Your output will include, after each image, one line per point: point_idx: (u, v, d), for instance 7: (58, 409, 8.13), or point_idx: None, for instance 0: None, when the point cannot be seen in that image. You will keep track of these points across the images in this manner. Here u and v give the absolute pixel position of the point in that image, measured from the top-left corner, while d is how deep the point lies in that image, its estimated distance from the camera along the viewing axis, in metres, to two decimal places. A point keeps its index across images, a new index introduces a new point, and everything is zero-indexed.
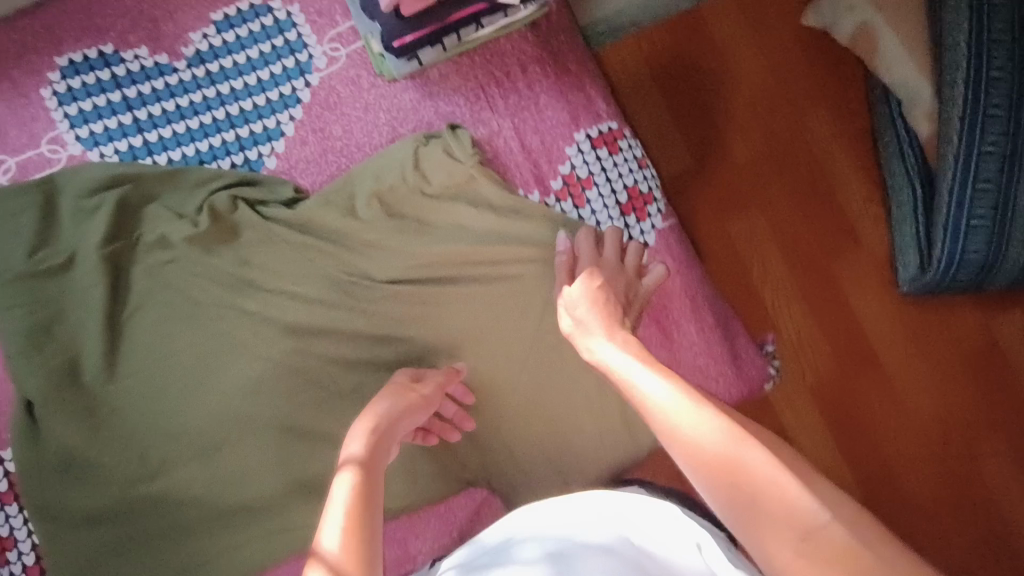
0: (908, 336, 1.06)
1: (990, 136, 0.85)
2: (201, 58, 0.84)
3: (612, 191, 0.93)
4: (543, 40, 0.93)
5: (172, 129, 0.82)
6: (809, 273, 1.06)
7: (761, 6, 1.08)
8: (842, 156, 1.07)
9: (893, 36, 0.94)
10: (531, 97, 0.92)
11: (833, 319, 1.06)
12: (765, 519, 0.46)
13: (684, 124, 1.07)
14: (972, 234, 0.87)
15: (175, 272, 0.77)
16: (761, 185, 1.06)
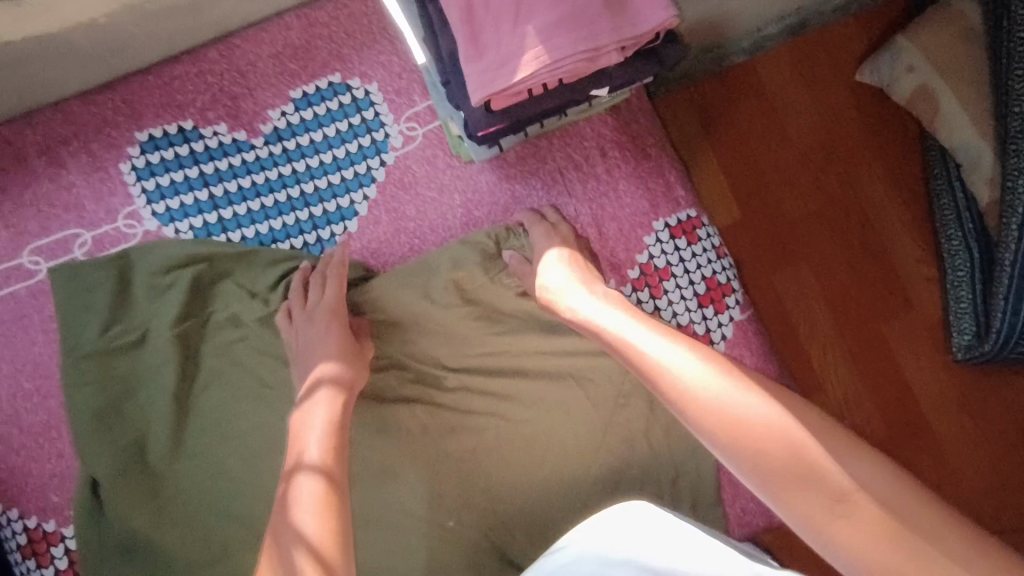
0: (951, 386, 1.16)
1: None
2: (278, 135, 0.88)
3: (691, 282, 0.87)
4: (624, 123, 0.90)
5: (248, 206, 0.87)
6: (856, 330, 1.17)
7: (819, 72, 1.17)
8: (893, 216, 1.18)
9: (951, 97, 1.03)
10: (610, 182, 0.88)
11: (875, 371, 1.17)
12: (807, 483, 0.50)
13: (743, 185, 1.17)
14: None
15: (243, 349, 0.83)
16: (814, 244, 1.17)
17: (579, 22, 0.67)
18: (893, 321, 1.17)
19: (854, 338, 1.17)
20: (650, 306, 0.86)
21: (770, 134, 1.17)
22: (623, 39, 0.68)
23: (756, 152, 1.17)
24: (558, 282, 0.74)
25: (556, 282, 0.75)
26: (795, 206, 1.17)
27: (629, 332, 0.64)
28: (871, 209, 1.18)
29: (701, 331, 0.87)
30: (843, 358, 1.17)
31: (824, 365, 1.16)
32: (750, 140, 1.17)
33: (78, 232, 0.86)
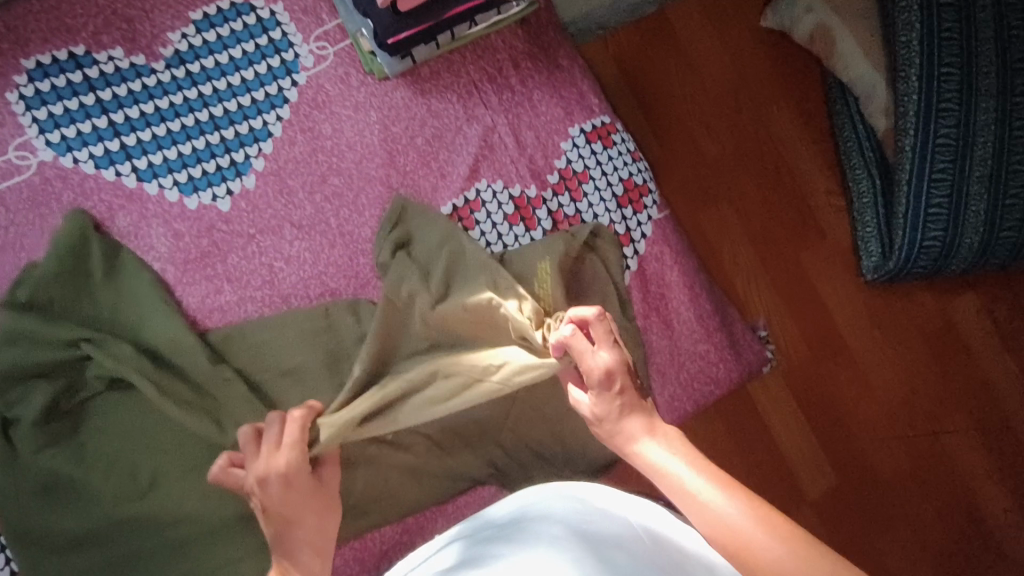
0: (867, 314, 1.35)
1: (944, 130, 1.09)
2: (181, 59, 0.84)
3: (608, 184, 0.90)
4: (534, 36, 0.93)
5: (153, 132, 0.83)
6: (772, 257, 1.34)
7: (726, 24, 1.35)
8: (800, 152, 1.35)
9: (848, 36, 1.19)
10: (524, 93, 0.90)
11: (795, 293, 1.34)
12: None
13: (662, 128, 1.33)
14: (931, 221, 1.11)
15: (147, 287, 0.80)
16: (730, 181, 1.34)
17: None
18: (808, 248, 1.35)
19: (776, 265, 1.34)
20: (571, 209, 0.89)
21: (687, 82, 1.34)
22: None
23: (673, 98, 1.34)
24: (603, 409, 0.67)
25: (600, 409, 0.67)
26: (711, 148, 1.35)
27: (661, 457, 0.64)
28: (782, 147, 1.36)
29: (622, 230, 0.89)
30: (768, 289, 1.34)
31: (752, 296, 1.34)
32: (664, 88, 1.34)
33: None
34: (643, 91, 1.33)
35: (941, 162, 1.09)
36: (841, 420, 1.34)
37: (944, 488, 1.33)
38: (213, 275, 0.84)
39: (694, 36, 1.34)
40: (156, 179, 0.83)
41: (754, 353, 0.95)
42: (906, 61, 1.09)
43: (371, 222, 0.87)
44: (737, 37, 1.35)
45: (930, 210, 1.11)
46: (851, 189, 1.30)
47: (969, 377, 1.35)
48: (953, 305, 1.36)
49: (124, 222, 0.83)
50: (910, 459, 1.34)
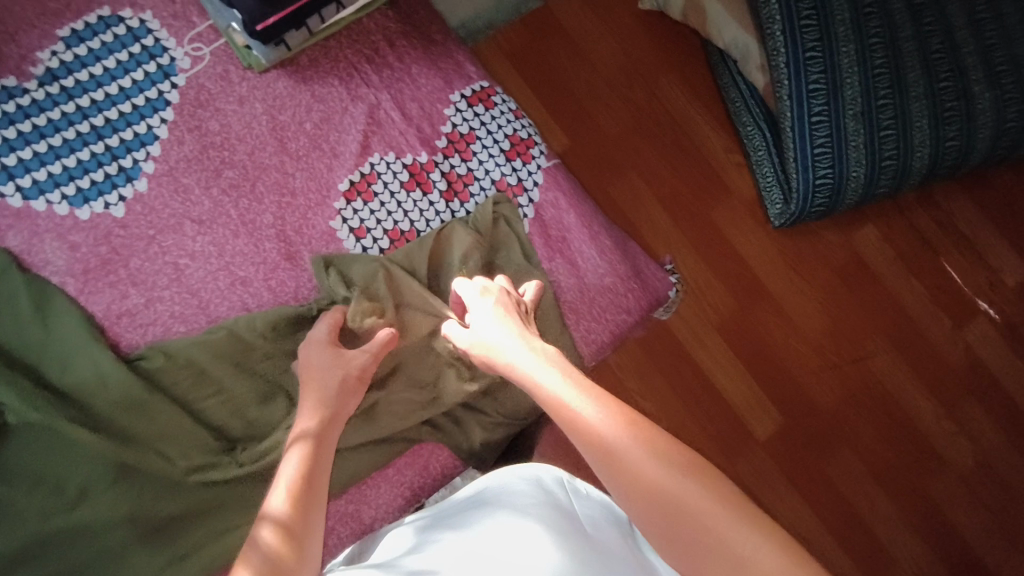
0: (779, 255, 1.53)
1: (813, 78, 1.30)
2: (53, 75, 0.85)
3: (495, 141, 0.96)
4: (405, 17, 0.98)
5: (33, 149, 0.83)
6: (683, 214, 1.52)
7: (609, 11, 1.57)
8: (694, 115, 1.56)
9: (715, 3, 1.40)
10: (403, 69, 0.95)
11: (711, 243, 1.51)
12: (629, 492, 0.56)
13: (562, 108, 1.51)
14: (818, 159, 1.33)
15: (57, 305, 0.81)
16: (633, 152, 1.52)
17: None
18: (718, 205, 1.53)
19: (691, 224, 1.52)
20: (463, 168, 0.94)
21: (580, 66, 1.54)
22: None
23: (569, 83, 1.53)
24: (490, 339, 0.73)
25: (487, 340, 0.73)
26: (612, 123, 1.53)
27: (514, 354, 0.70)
28: (679, 117, 1.56)
29: (515, 181, 0.95)
30: (688, 248, 1.50)
31: (675, 255, 1.50)
32: (558, 73, 1.52)
33: None
34: (536, 78, 1.51)
35: (817, 107, 1.31)
36: (769, 356, 1.48)
37: (875, 402, 1.49)
38: (116, 280, 0.84)
39: (581, 25, 1.55)
40: (43, 195, 0.83)
41: (659, 281, 1.00)
42: (771, 20, 1.29)
43: (272, 208, 0.89)
44: (621, 20, 1.57)
45: (815, 149, 1.32)
46: (745, 146, 1.53)
47: (881, 301, 1.53)
48: (857, 236, 1.55)
49: (16, 241, 0.82)
50: (842, 384, 1.49)
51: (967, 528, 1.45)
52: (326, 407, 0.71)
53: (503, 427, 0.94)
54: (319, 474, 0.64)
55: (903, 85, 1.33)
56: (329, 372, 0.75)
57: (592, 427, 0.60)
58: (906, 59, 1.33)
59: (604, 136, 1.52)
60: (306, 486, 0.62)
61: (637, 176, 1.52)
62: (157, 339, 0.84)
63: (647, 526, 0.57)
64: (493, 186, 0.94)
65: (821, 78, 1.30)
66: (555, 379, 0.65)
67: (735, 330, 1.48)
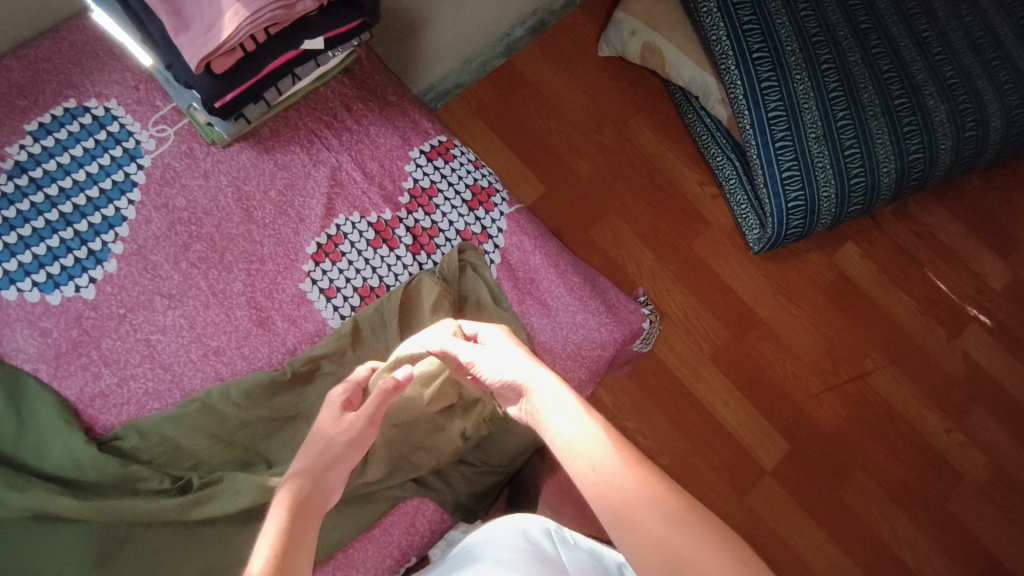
0: (763, 280, 1.54)
1: (772, 105, 1.33)
2: (21, 168, 0.87)
3: (457, 192, 0.99)
4: (361, 83, 1.02)
5: (4, 241, 0.85)
6: (661, 247, 1.54)
7: (567, 62, 1.64)
8: (661, 151, 1.60)
9: (670, 44, 1.47)
10: (361, 131, 0.98)
11: (691, 274, 1.52)
12: (625, 521, 0.53)
13: (530, 156, 1.55)
14: (788, 183, 1.35)
15: (31, 392, 0.81)
16: (604, 192, 1.55)
17: None
18: (698, 237, 1.55)
19: (674, 259, 1.53)
20: (428, 222, 0.96)
21: (544, 114, 1.59)
22: None
23: (535, 130, 1.57)
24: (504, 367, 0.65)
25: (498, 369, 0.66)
26: (581, 166, 1.57)
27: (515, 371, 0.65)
28: (647, 155, 1.60)
29: (479, 230, 0.98)
30: (673, 283, 1.51)
31: (661, 291, 1.51)
32: (522, 123, 1.57)
33: None
34: (503, 130, 1.55)
35: (779, 132, 1.34)
36: (764, 380, 1.47)
37: (880, 418, 1.47)
38: (88, 362, 0.84)
39: (541, 76, 1.61)
40: (14, 285, 0.84)
41: (633, 313, 1.00)
42: (724, 56, 1.35)
43: (241, 276, 0.90)
44: (579, 68, 1.64)
45: (783, 173, 1.35)
46: (716, 177, 1.56)
47: (871, 316, 1.53)
48: (837, 255, 1.56)
49: None
50: (844, 404, 1.47)
51: (992, 539, 1.41)
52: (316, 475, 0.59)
53: (487, 475, 0.93)
54: (304, 544, 0.51)
55: (861, 105, 1.36)
56: (321, 442, 0.63)
57: (614, 488, 0.55)
58: (859, 81, 1.37)
59: (575, 179, 1.56)
60: (289, 556, 0.49)
61: (612, 215, 1.54)
62: (131, 417, 0.83)
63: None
64: (457, 236, 0.97)
65: (780, 105, 1.34)
66: (576, 424, 0.59)
67: (726, 359, 1.47)
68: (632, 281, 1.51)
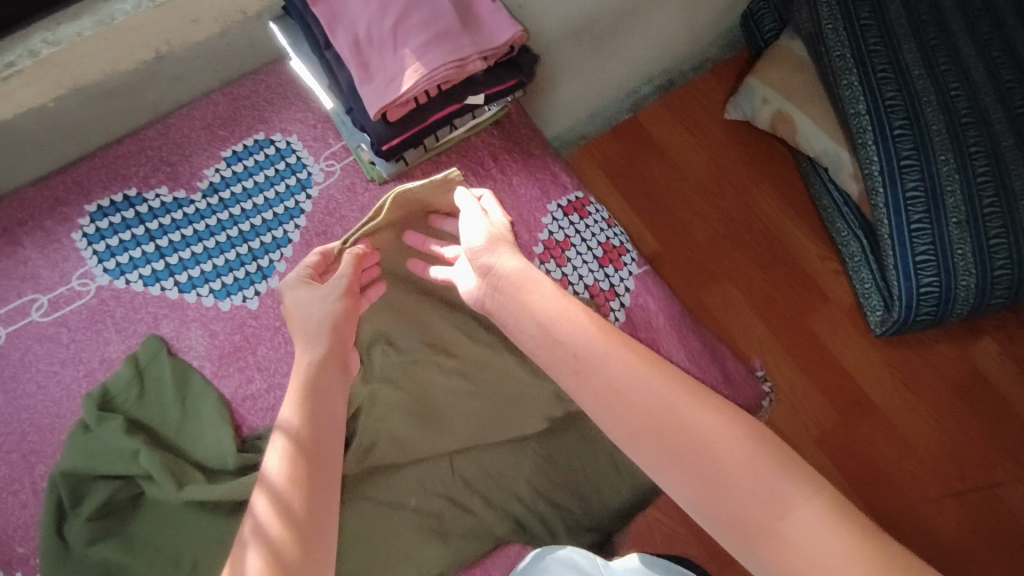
0: (883, 358, 1.46)
1: (910, 185, 1.27)
2: (214, 188, 1.01)
3: (589, 248, 1.02)
4: (508, 134, 1.08)
5: (192, 250, 0.97)
6: (775, 316, 1.50)
7: (693, 119, 1.65)
8: (783, 218, 1.57)
9: (805, 116, 1.46)
10: (504, 180, 1.04)
11: (803, 346, 1.48)
12: (613, 398, 0.61)
13: (645, 209, 1.57)
14: (922, 268, 1.28)
15: (198, 387, 0.91)
16: (718, 253, 1.55)
17: (444, 42, 0.87)
18: (815, 311, 1.50)
19: (787, 331, 1.49)
20: (559, 273, 0.99)
21: (665, 168, 1.61)
22: (482, 50, 0.90)
23: (653, 183, 1.59)
24: (475, 235, 0.74)
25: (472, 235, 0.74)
26: (697, 224, 1.57)
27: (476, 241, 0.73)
28: (768, 220, 1.57)
29: (607, 286, 1.00)
30: (784, 354, 1.47)
31: (770, 360, 1.47)
32: (640, 175, 1.60)
33: (35, 297, 0.93)
34: (621, 181, 1.59)
35: (917, 214, 1.27)
36: (870, 467, 1.39)
37: (999, 521, 1.34)
38: (244, 366, 0.93)
39: (665, 131, 1.63)
40: (195, 289, 0.96)
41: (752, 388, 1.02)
42: (862, 131, 1.31)
43: None
44: (704, 125, 1.64)
45: (917, 257, 1.28)
46: (842, 253, 1.50)
47: (1005, 418, 1.40)
48: (972, 350, 1.44)
49: (167, 329, 0.94)
50: (967, 516, 1.34)
51: None
52: (317, 378, 0.70)
53: (589, 532, 0.94)
54: (330, 381, 0.71)
55: (1012, 192, 1.26)
56: (310, 307, 0.74)
57: (606, 371, 0.62)
58: (1012, 167, 1.26)
59: (691, 236, 1.56)
60: (314, 394, 0.69)
61: (726, 276, 1.53)
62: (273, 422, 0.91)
63: (681, 493, 0.57)
64: (586, 291, 0.99)
65: (919, 185, 1.27)
66: (561, 309, 0.67)
67: (830, 439, 1.41)
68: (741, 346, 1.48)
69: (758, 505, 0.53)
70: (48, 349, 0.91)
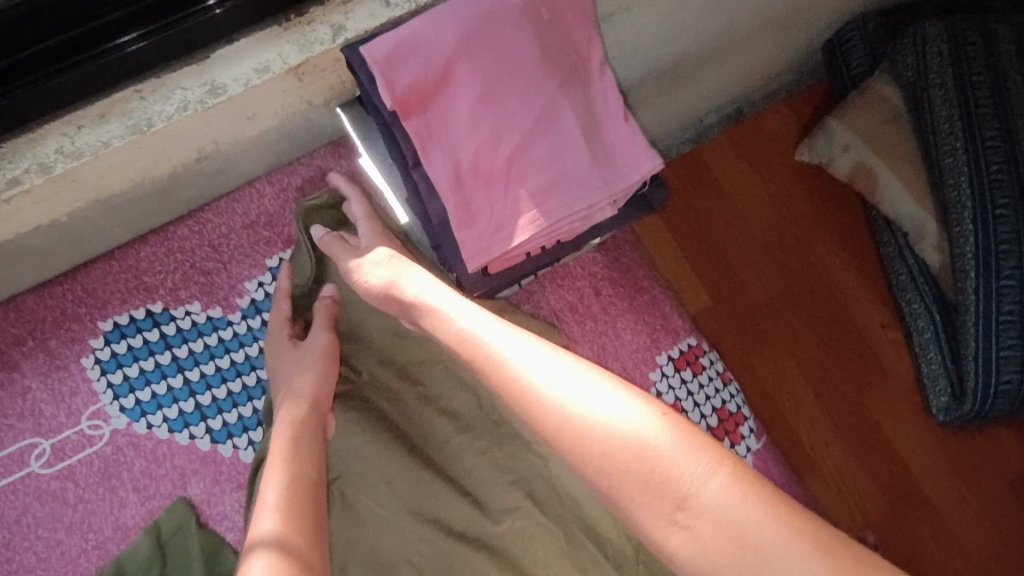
0: (940, 450, 1.19)
1: (1005, 270, 0.98)
2: (258, 307, 0.83)
3: (702, 415, 0.86)
4: (613, 258, 0.90)
5: (228, 387, 0.80)
6: (837, 401, 1.20)
7: (755, 145, 1.23)
8: (849, 280, 1.22)
9: (892, 175, 1.06)
10: (607, 321, 0.87)
11: (860, 435, 1.19)
12: (516, 395, 0.57)
13: (695, 258, 1.19)
14: (1004, 366, 1.00)
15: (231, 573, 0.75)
16: (778, 317, 1.20)
17: (571, 183, 0.71)
18: (873, 390, 1.20)
19: (847, 417, 1.19)
20: None
21: (719, 204, 1.21)
22: (614, 193, 0.72)
23: (702, 221, 1.20)
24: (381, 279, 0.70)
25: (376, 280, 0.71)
26: (749, 277, 1.21)
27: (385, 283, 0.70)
28: (830, 280, 1.22)
29: None
30: (839, 441, 1.19)
31: (820, 450, 1.18)
32: (689, 216, 1.20)
33: (37, 441, 0.76)
34: (678, 224, 1.19)
35: (1009, 305, 0.98)
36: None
37: None
38: None
39: (721, 159, 1.22)
40: (231, 439, 0.79)
41: None
42: (956, 203, 0.99)
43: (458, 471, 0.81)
44: (766, 154, 1.23)
45: (1002, 355, 1.00)
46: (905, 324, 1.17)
47: None
48: None
49: (196, 490, 0.78)
50: None
51: None
52: (291, 464, 0.68)
53: None
54: (303, 473, 0.68)
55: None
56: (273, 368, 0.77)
57: (511, 368, 0.58)
58: None
59: (744, 294, 1.20)
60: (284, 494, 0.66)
61: (784, 349, 1.20)
62: None
63: (592, 482, 0.54)
64: None
65: (1015, 271, 0.97)
66: (463, 337, 0.62)
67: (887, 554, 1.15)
68: (802, 458, 1.17)
69: (675, 493, 0.50)
70: (51, 510, 0.76)
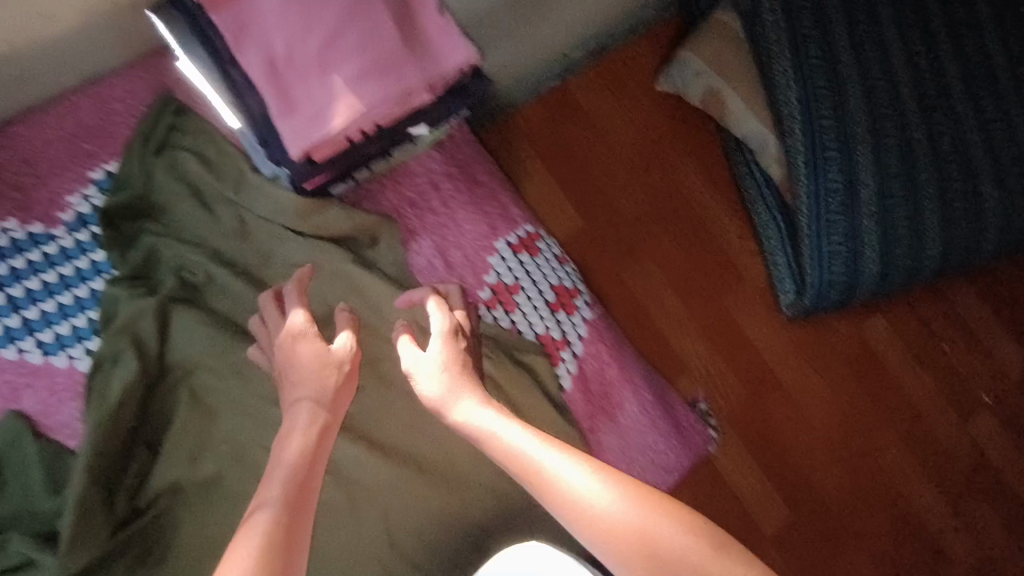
0: (794, 346, 1.32)
1: (831, 175, 1.09)
2: (83, 221, 0.82)
3: (540, 292, 0.94)
4: (450, 155, 0.95)
5: (58, 301, 0.80)
6: (699, 306, 1.30)
7: (619, 78, 1.30)
8: (708, 196, 1.32)
9: (737, 98, 1.17)
10: (447, 213, 0.92)
11: (726, 339, 1.30)
12: (518, 474, 0.64)
13: (566, 183, 1.26)
14: (833, 258, 1.12)
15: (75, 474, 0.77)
16: (644, 232, 1.29)
17: (386, 69, 0.73)
18: (732, 294, 1.31)
19: (709, 318, 1.30)
20: (507, 323, 0.91)
21: (586, 134, 1.28)
22: (430, 78, 0.76)
23: (571, 149, 1.27)
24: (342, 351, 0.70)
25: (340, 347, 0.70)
26: (618, 198, 1.28)
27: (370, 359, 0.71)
28: (692, 196, 1.31)
29: (559, 336, 0.94)
30: (703, 342, 1.29)
31: (687, 351, 1.28)
32: (558, 144, 1.27)
33: None
34: (547, 153, 1.26)
35: (834, 205, 1.09)
36: (782, 463, 1.29)
37: (885, 499, 1.30)
38: None
39: (588, 91, 1.29)
40: (65, 350, 0.79)
41: (698, 433, 1.03)
42: (788, 119, 1.10)
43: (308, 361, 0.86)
44: (631, 88, 1.31)
45: (831, 247, 1.11)
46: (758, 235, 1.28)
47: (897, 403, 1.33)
48: (867, 331, 1.34)
49: (33, 402, 0.78)
50: (856, 492, 1.30)
51: None
52: (307, 456, 0.62)
53: None
54: (316, 464, 0.63)
55: (917, 185, 1.12)
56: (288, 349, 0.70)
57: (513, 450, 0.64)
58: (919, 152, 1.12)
59: (613, 213, 1.28)
60: (299, 478, 0.60)
61: (652, 262, 1.29)
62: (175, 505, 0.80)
63: (597, 545, 0.61)
64: (536, 340, 0.92)
65: (838, 176, 1.09)
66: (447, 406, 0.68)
67: (751, 442, 1.28)
68: (671, 357, 1.28)
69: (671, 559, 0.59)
70: None
